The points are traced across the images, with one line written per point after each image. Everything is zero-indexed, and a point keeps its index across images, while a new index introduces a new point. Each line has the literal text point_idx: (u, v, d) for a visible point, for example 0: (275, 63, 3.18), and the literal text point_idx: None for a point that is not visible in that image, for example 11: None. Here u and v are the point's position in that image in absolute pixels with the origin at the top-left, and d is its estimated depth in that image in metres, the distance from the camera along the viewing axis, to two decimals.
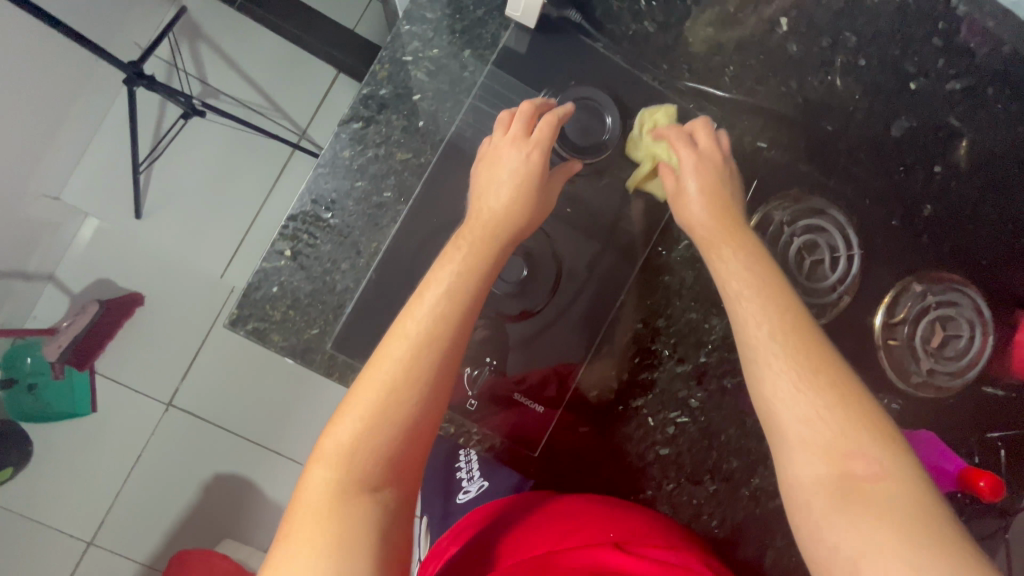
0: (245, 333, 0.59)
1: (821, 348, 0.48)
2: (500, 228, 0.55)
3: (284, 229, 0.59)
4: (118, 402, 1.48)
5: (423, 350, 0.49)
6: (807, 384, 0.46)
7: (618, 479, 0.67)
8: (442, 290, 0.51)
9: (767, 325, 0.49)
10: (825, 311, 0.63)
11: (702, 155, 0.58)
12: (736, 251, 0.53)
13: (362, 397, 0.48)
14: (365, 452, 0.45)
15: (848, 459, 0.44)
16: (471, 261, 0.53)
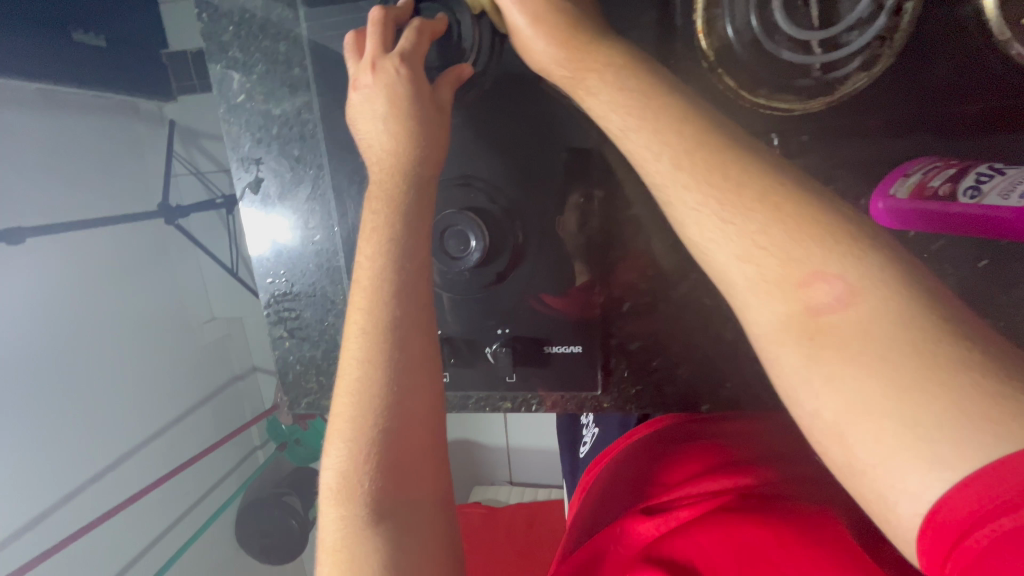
0: (304, 409, 0.66)
1: (807, 218, 0.34)
2: (416, 189, 0.43)
3: (270, 316, 0.62)
4: None
5: (379, 353, 0.41)
6: (724, 210, 0.35)
7: (707, 376, 0.58)
8: (369, 298, 0.41)
9: (703, 213, 0.36)
10: (877, 50, 0.40)
11: (553, 36, 0.43)
12: (601, 75, 0.41)
13: (332, 422, 0.41)
14: (359, 488, 0.39)
15: (848, 356, 0.31)
16: (390, 251, 0.42)
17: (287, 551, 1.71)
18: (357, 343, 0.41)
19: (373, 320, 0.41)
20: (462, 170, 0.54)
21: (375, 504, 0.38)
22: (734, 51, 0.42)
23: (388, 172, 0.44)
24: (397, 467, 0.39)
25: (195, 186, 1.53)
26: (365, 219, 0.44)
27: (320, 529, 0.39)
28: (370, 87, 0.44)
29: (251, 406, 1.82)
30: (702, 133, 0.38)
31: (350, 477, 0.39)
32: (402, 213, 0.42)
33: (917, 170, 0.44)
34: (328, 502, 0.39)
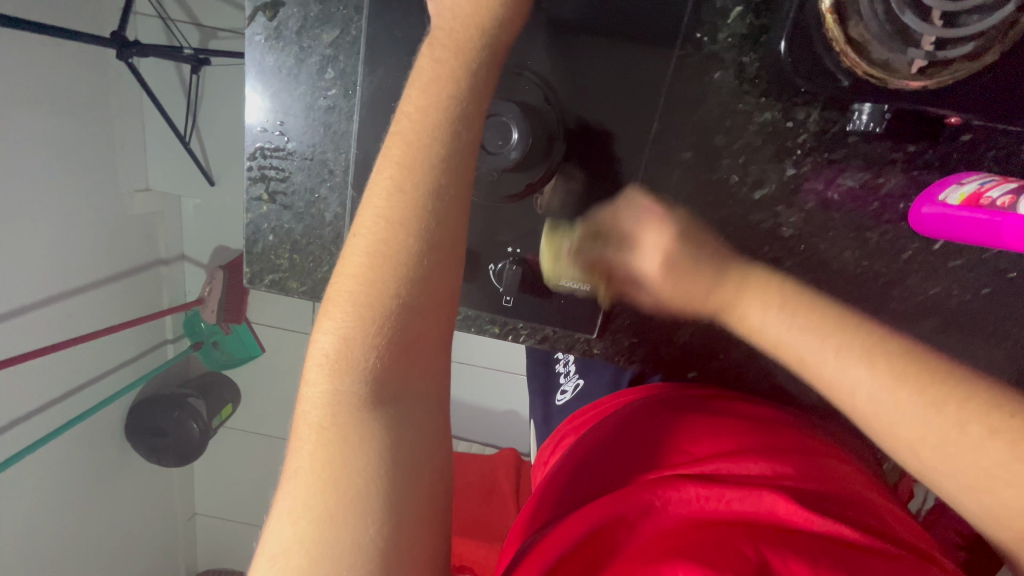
0: (266, 287, 0.58)
1: (934, 368, 0.41)
2: (495, 53, 0.38)
3: (250, 172, 0.54)
4: (278, 343, 1.74)
5: (410, 218, 0.35)
6: (886, 379, 0.41)
7: (703, 343, 0.57)
8: (411, 152, 0.36)
9: (862, 387, 0.42)
10: (988, 41, 0.39)
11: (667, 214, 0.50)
12: (766, 291, 0.48)
13: (337, 284, 0.35)
14: (362, 364, 0.34)
15: (991, 480, 0.37)
16: (444, 107, 0.36)
17: (180, 455, 1.60)
18: (386, 202, 0.35)
19: (412, 180, 0.35)
20: (517, 59, 0.48)
21: (374, 388, 0.34)
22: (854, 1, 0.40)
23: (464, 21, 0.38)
24: (406, 352, 0.35)
25: (158, 35, 1.34)
26: (419, 65, 0.38)
27: (302, 404, 0.34)
28: None
29: (169, 295, 1.66)
30: (835, 309, 0.46)
31: (352, 352, 0.34)
32: (470, 69, 0.37)
33: (973, 180, 0.44)
34: (320, 375, 0.34)
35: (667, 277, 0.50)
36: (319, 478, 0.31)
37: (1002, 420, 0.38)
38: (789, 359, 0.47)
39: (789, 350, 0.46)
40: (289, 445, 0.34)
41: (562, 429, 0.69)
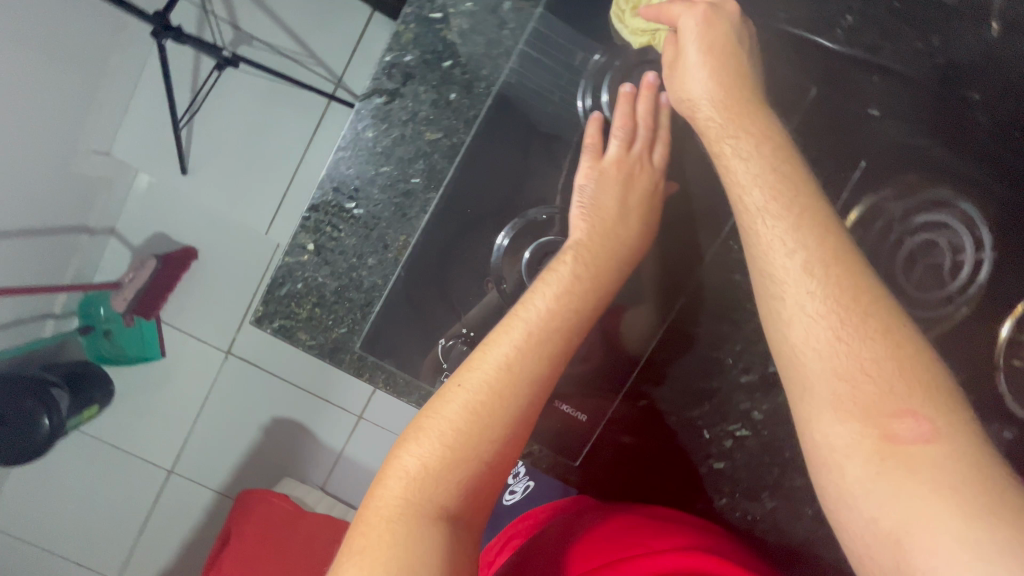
0: (272, 330, 0.56)
1: (872, 287, 0.44)
2: (604, 269, 0.52)
3: (305, 221, 0.54)
4: (185, 350, 1.60)
5: (508, 391, 0.48)
6: (842, 325, 0.43)
7: (666, 489, 0.64)
8: (525, 342, 0.49)
9: (801, 257, 0.45)
10: (930, 327, 0.51)
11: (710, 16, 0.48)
12: (753, 141, 0.47)
13: (434, 412, 0.48)
14: (433, 477, 0.45)
15: (895, 424, 0.40)
16: (557, 308, 0.50)
17: (21, 450, 1.34)
18: (492, 375, 0.48)
19: (518, 362, 0.48)
20: None
21: (440, 502, 0.44)
22: None
23: (592, 236, 0.52)
24: (470, 478, 0.46)
25: (189, 23, 1.32)
26: (552, 274, 0.52)
27: (380, 489, 0.45)
28: (610, 168, 0.53)
29: (76, 268, 1.47)
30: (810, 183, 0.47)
31: (433, 469, 0.45)
32: (582, 281, 0.51)
33: None
34: (403, 466, 0.46)
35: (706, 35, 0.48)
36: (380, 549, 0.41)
37: (907, 360, 0.42)
38: (746, 223, 0.47)
39: (748, 216, 0.47)
40: (361, 508, 0.45)
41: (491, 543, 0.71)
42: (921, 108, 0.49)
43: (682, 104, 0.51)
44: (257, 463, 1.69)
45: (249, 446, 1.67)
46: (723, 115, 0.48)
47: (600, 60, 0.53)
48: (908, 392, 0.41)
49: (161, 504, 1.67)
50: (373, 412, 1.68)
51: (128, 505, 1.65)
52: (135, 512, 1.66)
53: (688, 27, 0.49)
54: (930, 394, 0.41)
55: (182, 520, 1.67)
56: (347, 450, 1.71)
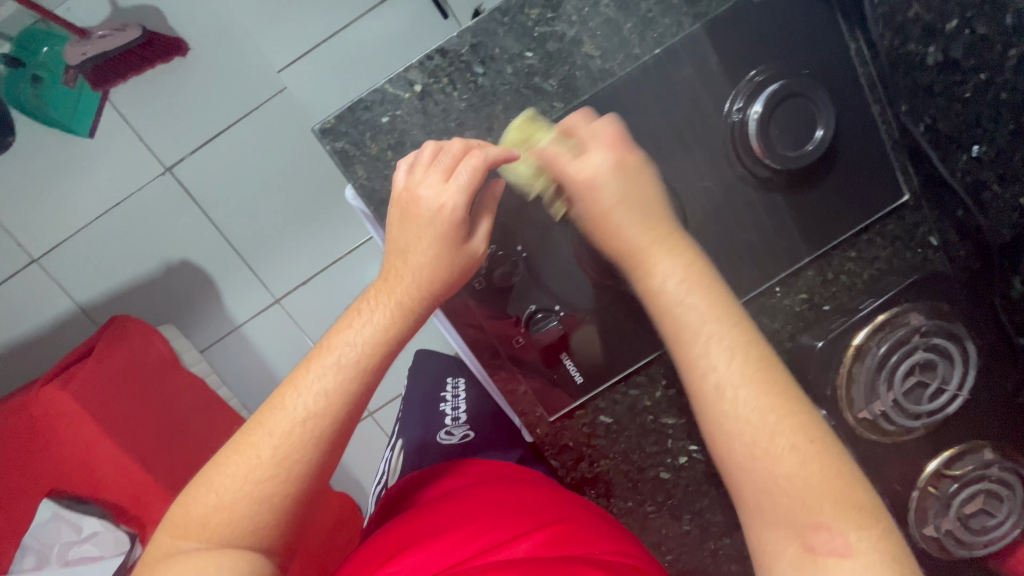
0: (330, 149, 0.51)
1: (791, 394, 0.44)
2: (421, 305, 0.51)
3: (425, 60, 0.50)
4: (118, 143, 1.37)
5: (317, 402, 0.48)
6: (768, 419, 0.43)
7: (609, 480, 0.64)
8: (342, 364, 0.49)
9: (719, 377, 0.45)
10: (898, 432, 0.59)
11: (615, 158, 0.49)
12: (681, 257, 0.48)
13: (265, 416, 0.49)
14: (255, 488, 0.46)
15: (816, 530, 0.41)
16: (402, 309, 0.50)
17: None
18: (314, 391, 0.48)
19: (331, 383, 0.48)
20: (678, 189, 0.54)
21: (251, 521, 0.46)
22: (866, 356, 0.58)
23: (414, 269, 0.50)
24: (279, 495, 0.46)
25: None
26: (374, 301, 0.51)
27: (200, 495, 0.47)
28: (437, 182, 0.48)
29: None
30: (724, 289, 0.48)
31: (250, 485, 0.46)
32: (431, 286, 0.50)
33: None
34: (233, 464, 0.47)
35: (614, 169, 0.49)
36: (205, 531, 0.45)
37: (828, 464, 0.42)
38: (674, 340, 0.47)
39: (680, 335, 0.47)
40: (184, 492, 0.48)
41: (450, 463, 0.71)
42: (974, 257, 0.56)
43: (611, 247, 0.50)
44: (140, 297, 1.50)
45: (142, 275, 1.48)
46: (645, 236, 0.48)
47: (756, 77, 0.52)
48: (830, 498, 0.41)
49: (11, 285, 1.44)
50: (293, 301, 1.56)
51: None
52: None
53: (595, 151, 0.49)
54: (840, 504, 0.41)
55: (29, 314, 1.46)
56: (246, 325, 1.57)
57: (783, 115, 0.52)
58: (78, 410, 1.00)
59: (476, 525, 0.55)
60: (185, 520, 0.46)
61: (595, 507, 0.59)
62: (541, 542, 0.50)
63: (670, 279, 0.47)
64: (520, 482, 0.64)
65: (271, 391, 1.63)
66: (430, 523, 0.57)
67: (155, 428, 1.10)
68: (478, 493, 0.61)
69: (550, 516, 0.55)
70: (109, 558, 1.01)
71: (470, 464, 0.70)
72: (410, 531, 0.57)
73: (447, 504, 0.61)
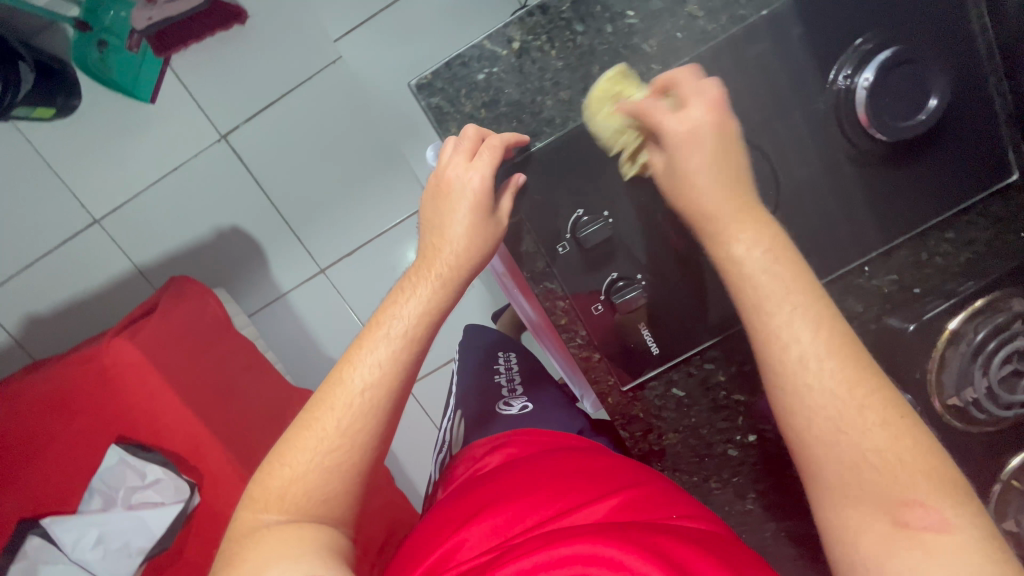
0: (425, 106, 0.51)
1: (867, 368, 0.43)
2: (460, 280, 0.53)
3: (524, 17, 0.49)
4: (178, 109, 1.41)
5: (374, 377, 0.49)
6: (847, 385, 0.42)
7: (675, 453, 0.64)
8: (397, 338, 0.50)
9: (799, 348, 0.43)
10: (987, 421, 0.57)
11: (694, 124, 0.46)
12: (758, 229, 0.46)
13: (324, 395, 0.50)
14: (324, 460, 0.48)
15: (906, 505, 0.40)
16: (444, 282, 0.52)
17: None
18: (371, 364, 0.50)
19: (386, 356, 0.50)
20: (773, 159, 0.53)
21: (322, 491, 0.48)
22: (960, 342, 0.55)
23: (454, 253, 0.51)
24: (346, 464, 0.48)
25: None
26: (416, 283, 0.52)
27: (271, 471, 0.49)
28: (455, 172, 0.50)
29: None
30: (800, 262, 0.46)
31: (316, 459, 0.48)
32: (475, 259, 0.52)
33: None
34: (304, 439, 0.48)
35: (712, 125, 0.46)
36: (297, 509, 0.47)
37: (909, 442, 0.42)
38: (752, 307, 0.45)
39: (762, 301, 0.45)
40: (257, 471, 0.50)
41: (518, 433, 0.71)
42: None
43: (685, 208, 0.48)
44: (192, 261, 1.55)
45: (195, 240, 1.53)
46: (727, 209, 0.46)
47: (866, 45, 0.49)
48: (916, 476, 0.41)
49: (73, 245, 1.50)
50: (337, 272, 1.58)
51: (40, 229, 1.49)
52: (42, 239, 1.49)
53: (692, 103, 0.46)
54: (934, 479, 0.41)
55: (87, 273, 1.52)
56: (291, 294, 1.60)
57: (894, 84, 0.50)
58: (143, 362, 1.04)
59: (550, 487, 0.55)
60: (261, 495, 0.48)
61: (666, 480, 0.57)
62: (616, 506, 0.50)
63: (750, 249, 0.45)
64: (586, 450, 0.63)
65: (312, 359, 1.66)
66: (503, 483, 0.57)
67: (208, 387, 1.14)
68: (544, 458, 0.61)
69: (626, 481, 0.54)
70: (170, 504, 1.06)
71: (529, 434, 0.70)
72: (474, 499, 0.56)
73: (514, 468, 0.61)
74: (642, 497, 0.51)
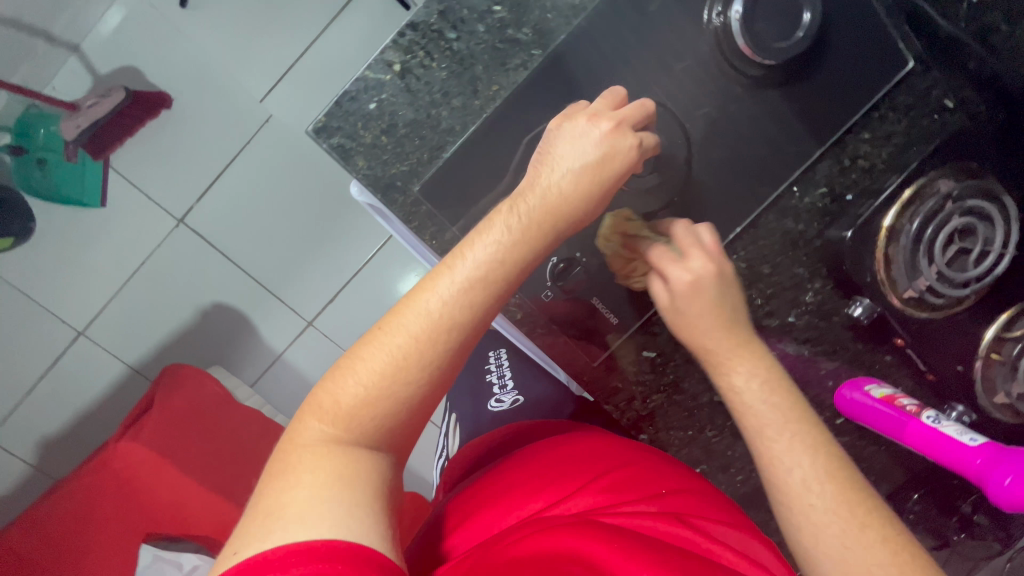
0: (327, 147, 0.52)
1: (868, 489, 0.45)
2: (563, 213, 0.43)
3: (398, 38, 0.50)
4: (131, 209, 1.38)
5: (457, 320, 0.39)
6: (849, 508, 0.43)
7: (664, 413, 0.65)
8: (478, 277, 0.40)
9: (801, 472, 0.44)
10: (947, 304, 0.57)
11: (701, 274, 0.47)
12: (755, 369, 0.48)
13: (397, 322, 0.39)
14: (386, 399, 0.37)
15: None
16: (532, 234, 0.42)
17: None
18: (455, 301, 0.39)
19: (472, 298, 0.40)
20: (676, 109, 0.54)
21: (386, 429, 0.37)
22: (899, 236, 0.55)
23: (549, 196, 0.43)
24: (411, 406, 0.38)
25: None
26: (497, 213, 0.43)
27: (324, 396, 0.37)
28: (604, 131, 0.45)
29: (24, 75, 1.16)
30: (800, 397, 0.48)
31: (377, 399, 0.37)
32: (557, 213, 0.43)
33: (887, 386, 0.63)
34: (364, 357, 0.38)
35: (699, 282, 0.47)
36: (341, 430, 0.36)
37: (913, 560, 0.42)
38: (754, 436, 0.47)
39: (763, 431, 0.46)
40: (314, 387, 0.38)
41: (511, 430, 0.70)
42: (994, 107, 0.55)
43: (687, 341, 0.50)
44: (185, 347, 1.55)
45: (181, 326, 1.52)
46: (724, 342, 0.48)
47: None
48: None
49: (55, 373, 1.44)
50: (325, 321, 1.61)
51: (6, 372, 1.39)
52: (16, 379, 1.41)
53: (687, 256, 0.48)
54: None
55: (81, 391, 1.48)
56: (287, 353, 1.62)
57: (766, 7, 0.51)
58: (154, 457, 1.06)
59: (537, 476, 0.53)
60: (307, 428, 0.36)
61: (656, 457, 0.56)
62: (598, 494, 0.48)
63: (748, 392, 0.47)
64: (579, 436, 0.62)
65: None
66: (490, 479, 0.56)
67: (225, 463, 1.15)
68: (536, 450, 0.60)
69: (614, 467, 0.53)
70: None
71: (520, 431, 0.69)
72: (463, 497, 0.55)
73: (508, 462, 0.59)
74: (628, 487, 0.49)
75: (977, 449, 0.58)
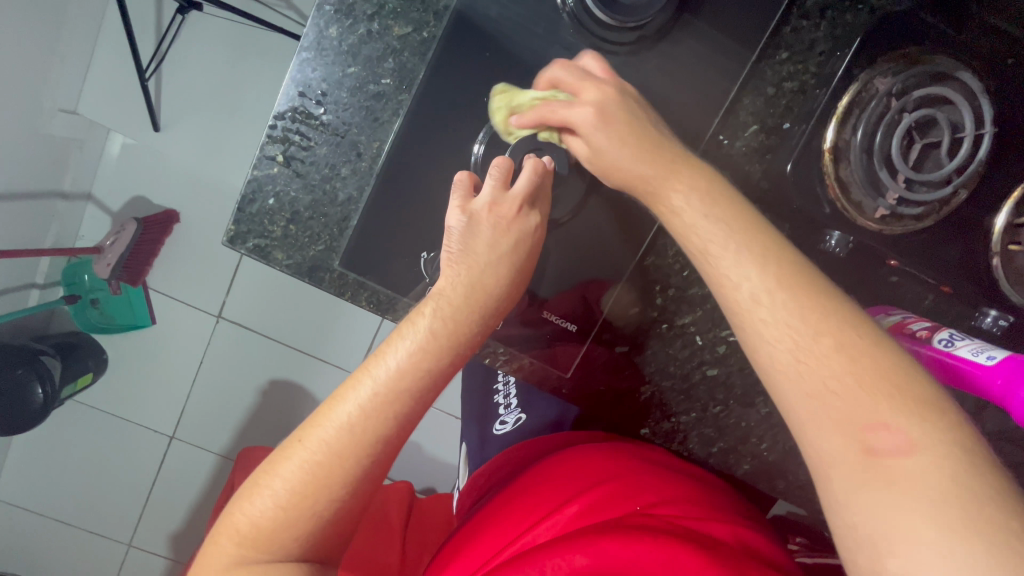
0: (247, 251, 0.54)
1: (829, 300, 0.40)
2: (465, 328, 0.47)
3: (272, 130, 0.51)
4: (175, 322, 1.41)
5: (363, 434, 0.45)
6: (805, 325, 0.39)
7: (659, 402, 0.62)
8: (382, 396, 0.45)
9: (749, 286, 0.41)
10: (931, 210, 0.50)
11: (601, 110, 0.46)
12: (685, 186, 0.45)
13: (312, 426, 0.46)
14: (300, 497, 0.44)
15: (878, 443, 0.36)
16: (433, 350, 0.46)
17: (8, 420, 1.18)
18: (361, 414, 0.45)
19: (376, 411, 0.45)
20: None
21: (306, 526, 0.45)
22: (846, 153, 0.50)
23: (458, 291, 0.47)
24: (327, 511, 0.45)
25: None
26: (415, 320, 0.47)
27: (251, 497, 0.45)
28: (503, 221, 0.48)
29: (55, 234, 1.29)
30: (752, 211, 0.44)
31: (294, 501, 0.44)
32: (457, 312, 0.47)
33: (897, 312, 0.53)
34: (282, 468, 0.45)
35: (600, 121, 0.46)
36: (250, 548, 0.44)
37: (890, 374, 0.37)
38: (694, 260, 0.44)
39: (700, 255, 0.43)
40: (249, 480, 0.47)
41: (519, 449, 0.72)
42: None
43: (607, 179, 0.49)
44: (257, 430, 1.50)
45: (243, 413, 1.48)
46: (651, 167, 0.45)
47: None
48: (899, 412, 0.36)
49: (156, 494, 1.49)
50: None
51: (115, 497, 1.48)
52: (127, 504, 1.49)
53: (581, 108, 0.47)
54: (896, 398, 0.36)
55: (178, 498, 1.49)
56: None
57: None
58: None
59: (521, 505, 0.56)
60: (241, 523, 0.45)
61: (640, 463, 0.57)
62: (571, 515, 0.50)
63: (682, 212, 0.44)
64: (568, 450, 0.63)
65: None
66: (483, 513, 0.60)
67: None
68: (529, 475, 0.62)
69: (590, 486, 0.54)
70: None
71: (527, 450, 0.71)
72: (461, 533, 0.59)
73: (503, 491, 0.63)
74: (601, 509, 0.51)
75: (994, 368, 0.49)
